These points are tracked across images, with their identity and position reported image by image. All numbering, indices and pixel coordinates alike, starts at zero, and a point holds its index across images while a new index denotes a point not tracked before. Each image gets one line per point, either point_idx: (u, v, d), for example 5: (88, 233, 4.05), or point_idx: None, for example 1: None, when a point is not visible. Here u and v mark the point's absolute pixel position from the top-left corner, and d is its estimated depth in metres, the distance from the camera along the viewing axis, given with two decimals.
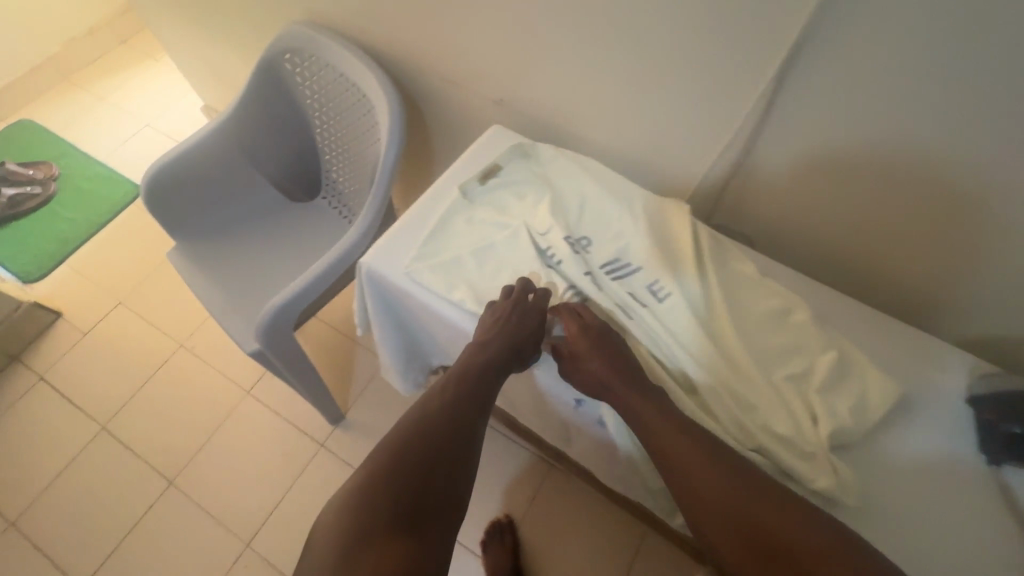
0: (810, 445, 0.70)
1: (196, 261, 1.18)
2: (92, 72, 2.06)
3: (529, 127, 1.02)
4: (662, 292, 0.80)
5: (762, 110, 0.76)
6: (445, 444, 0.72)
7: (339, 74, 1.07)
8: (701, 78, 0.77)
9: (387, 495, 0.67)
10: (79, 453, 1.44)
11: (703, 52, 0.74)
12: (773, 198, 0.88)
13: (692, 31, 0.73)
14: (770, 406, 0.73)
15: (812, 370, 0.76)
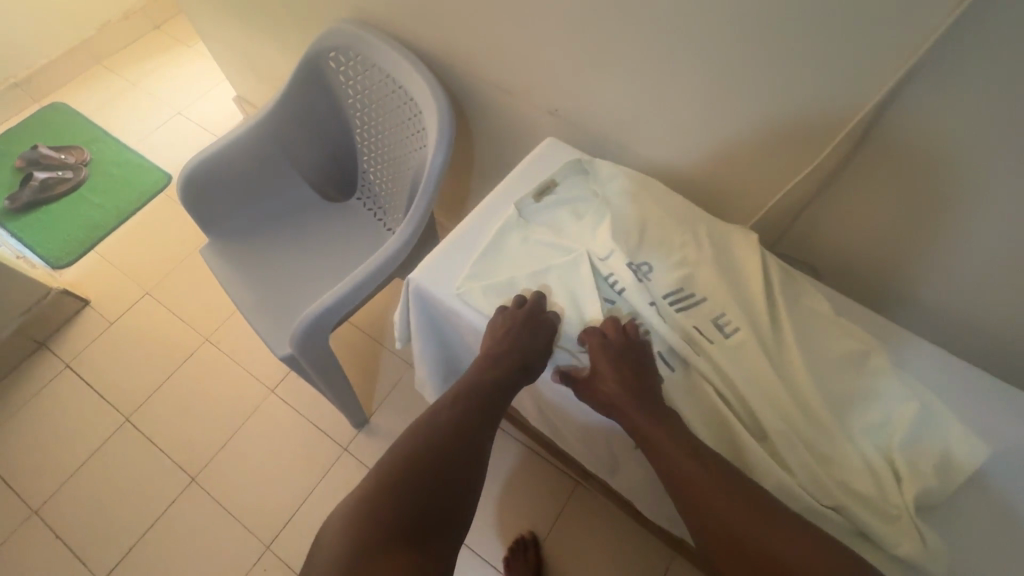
0: (893, 506, 0.54)
1: (228, 264, 1.11)
2: (127, 57, 2.03)
3: (586, 138, 0.90)
4: (729, 326, 0.64)
5: (863, 131, 0.63)
6: (442, 485, 0.61)
7: (385, 75, 0.98)
8: (790, 89, 0.64)
9: (387, 512, 0.57)
10: (99, 452, 1.32)
11: (794, 61, 0.61)
12: (857, 221, 0.73)
13: (782, 35, 0.60)
14: (851, 463, 0.57)
15: (895, 421, 0.59)
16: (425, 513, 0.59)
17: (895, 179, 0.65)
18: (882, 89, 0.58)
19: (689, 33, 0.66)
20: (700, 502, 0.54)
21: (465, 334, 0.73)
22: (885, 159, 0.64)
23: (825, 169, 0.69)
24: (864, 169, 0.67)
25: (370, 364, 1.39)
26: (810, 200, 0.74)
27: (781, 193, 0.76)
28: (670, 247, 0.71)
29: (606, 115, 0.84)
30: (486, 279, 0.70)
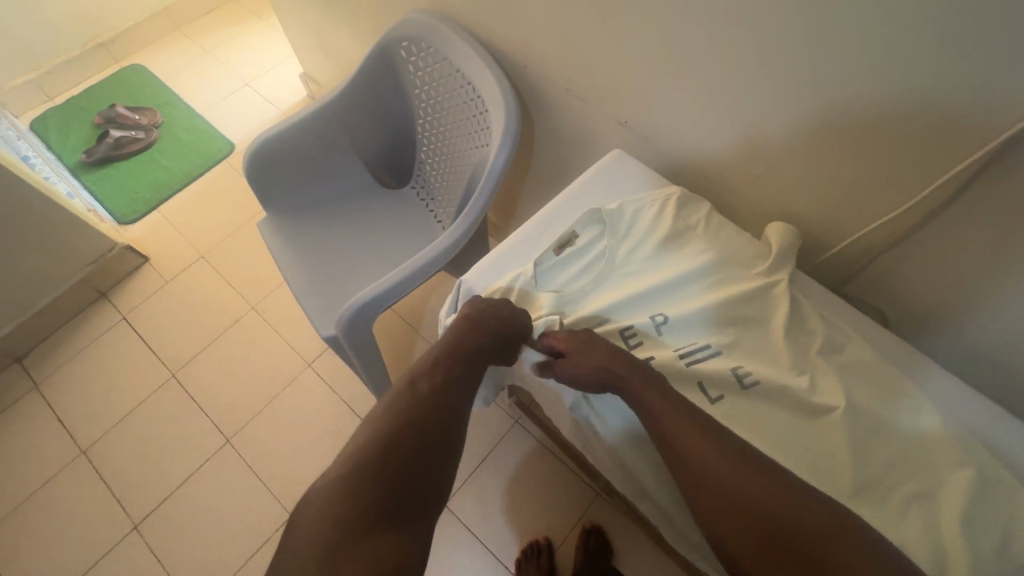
0: None
1: (284, 242, 1.14)
2: (204, 25, 2.10)
3: (652, 152, 0.87)
4: (747, 379, 0.61)
5: (962, 183, 0.58)
6: (424, 453, 0.62)
7: (454, 69, 0.98)
8: (886, 129, 0.60)
9: (364, 484, 0.58)
10: (145, 404, 1.39)
11: (896, 98, 0.57)
12: (940, 275, 0.68)
13: (886, 70, 0.56)
14: (908, 532, 0.53)
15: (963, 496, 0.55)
16: (407, 481, 0.60)
17: (994, 237, 0.60)
18: (994, 140, 0.53)
19: (783, 57, 0.62)
20: (701, 474, 0.54)
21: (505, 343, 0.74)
22: (984, 216, 0.59)
23: (914, 215, 0.65)
24: (958, 222, 0.62)
25: (405, 352, 1.41)
26: (893, 246, 0.69)
27: (860, 234, 0.71)
28: (685, 311, 0.66)
29: (678, 130, 0.81)
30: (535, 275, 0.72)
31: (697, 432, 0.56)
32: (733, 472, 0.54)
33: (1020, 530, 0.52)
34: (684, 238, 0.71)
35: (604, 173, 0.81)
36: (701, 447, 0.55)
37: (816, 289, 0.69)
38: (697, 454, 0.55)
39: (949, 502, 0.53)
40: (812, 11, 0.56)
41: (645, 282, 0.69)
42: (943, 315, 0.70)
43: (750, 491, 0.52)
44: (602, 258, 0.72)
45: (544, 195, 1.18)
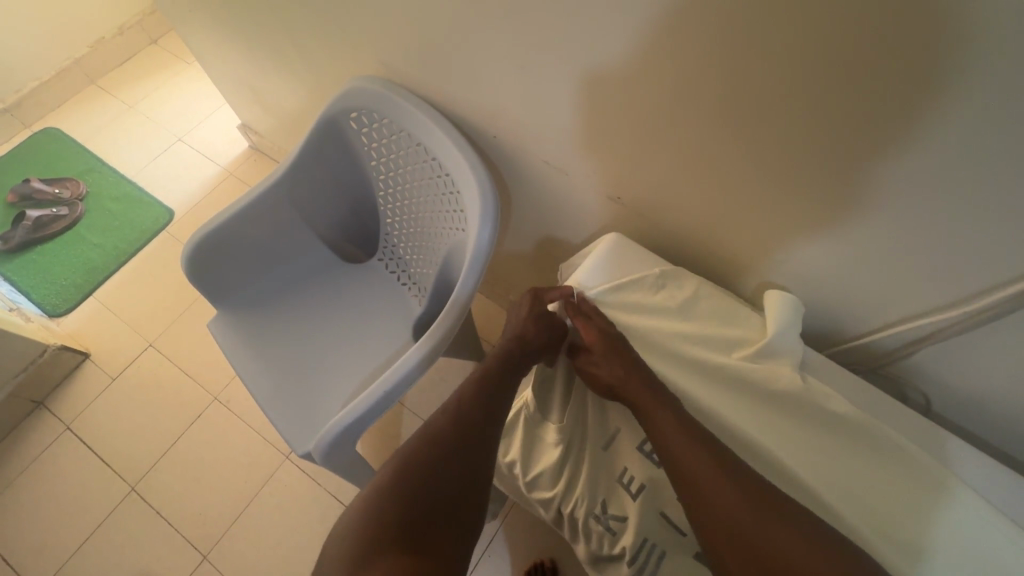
0: None
1: (243, 344, 1.01)
2: (125, 74, 1.89)
3: (647, 226, 0.78)
4: None
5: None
6: (450, 464, 0.57)
7: (415, 141, 0.86)
8: (942, 225, 0.51)
9: (398, 497, 0.54)
10: (104, 526, 1.23)
11: (958, 197, 0.48)
12: (990, 368, 0.59)
13: (950, 165, 0.46)
14: None
15: None
16: (433, 488, 0.56)
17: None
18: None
19: (802, 145, 0.53)
20: (713, 511, 0.50)
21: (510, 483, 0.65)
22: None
23: (973, 310, 0.55)
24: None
25: (391, 431, 1.30)
26: (943, 337, 0.59)
27: (907, 321, 0.61)
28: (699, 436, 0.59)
29: (680, 207, 0.71)
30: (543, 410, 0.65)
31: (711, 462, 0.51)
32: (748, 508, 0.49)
33: None
34: (676, 343, 0.63)
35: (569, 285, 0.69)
36: (715, 483, 0.50)
37: (863, 388, 0.61)
38: (712, 489, 0.50)
39: None
40: (850, 102, 0.47)
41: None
42: (994, 405, 0.63)
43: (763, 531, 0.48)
44: None
45: (526, 258, 1.08)
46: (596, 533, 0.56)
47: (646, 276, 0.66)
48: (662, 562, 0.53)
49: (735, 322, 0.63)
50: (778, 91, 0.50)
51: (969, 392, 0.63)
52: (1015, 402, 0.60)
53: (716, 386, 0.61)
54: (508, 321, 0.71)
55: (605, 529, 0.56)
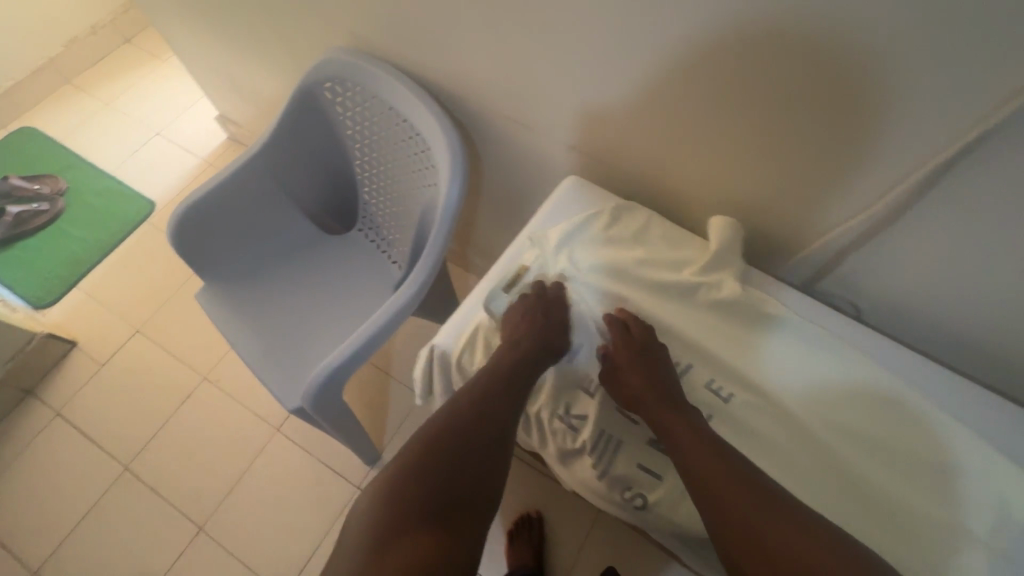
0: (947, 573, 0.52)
1: (232, 312, 1.05)
2: (99, 73, 1.92)
3: (603, 175, 0.85)
4: (724, 391, 0.62)
5: (927, 184, 0.56)
6: (465, 462, 0.57)
7: (386, 107, 0.92)
8: (848, 137, 0.58)
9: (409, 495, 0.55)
10: (100, 505, 1.26)
11: (855, 110, 0.55)
12: (900, 272, 0.67)
13: (839, 81, 0.53)
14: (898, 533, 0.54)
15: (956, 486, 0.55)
16: (448, 487, 0.56)
17: (977, 233, 0.57)
18: (963, 138, 0.51)
19: (723, 76, 0.60)
20: (728, 513, 0.50)
21: None
22: (953, 217, 0.57)
23: (880, 216, 0.62)
24: (930, 221, 0.59)
25: (379, 400, 1.36)
26: (862, 244, 0.67)
27: (827, 237, 0.69)
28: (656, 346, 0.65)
29: (630, 151, 0.78)
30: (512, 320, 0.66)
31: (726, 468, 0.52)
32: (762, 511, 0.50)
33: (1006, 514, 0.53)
34: (635, 264, 0.69)
35: (530, 231, 0.72)
36: (729, 487, 0.51)
37: (796, 296, 0.68)
38: (727, 493, 0.51)
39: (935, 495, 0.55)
40: (753, 30, 0.54)
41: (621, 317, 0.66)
42: (907, 308, 0.71)
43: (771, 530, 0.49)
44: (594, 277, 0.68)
45: (498, 221, 1.14)
46: (561, 429, 0.61)
47: (601, 209, 0.72)
48: (618, 454, 0.59)
49: (678, 246, 0.70)
50: (701, 25, 0.57)
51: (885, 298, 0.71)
52: (931, 302, 0.68)
53: (666, 299, 0.67)
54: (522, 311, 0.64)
55: (568, 425, 0.61)
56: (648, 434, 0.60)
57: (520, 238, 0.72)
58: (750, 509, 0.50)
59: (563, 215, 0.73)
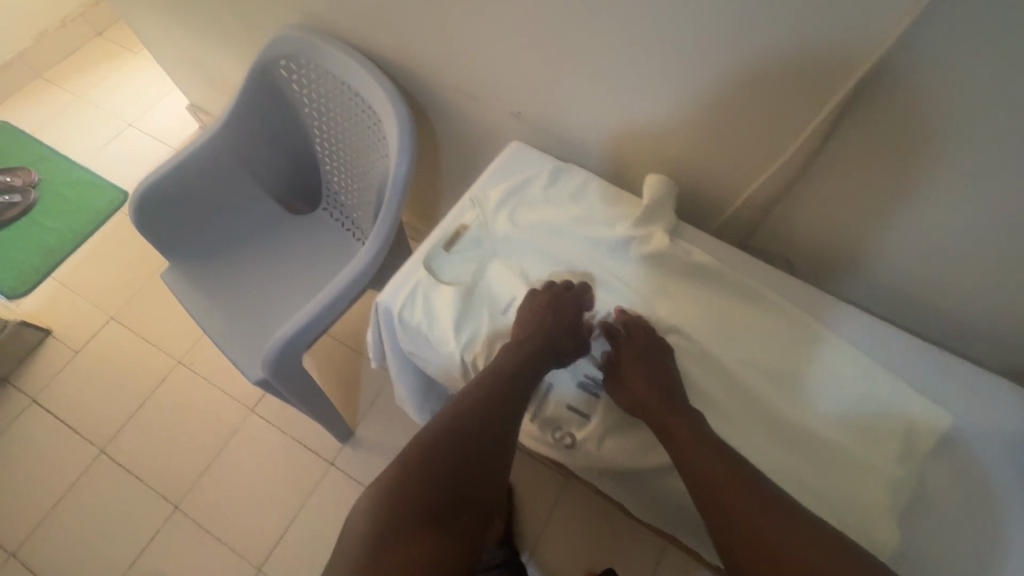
0: (854, 494, 0.55)
1: (198, 290, 1.07)
2: (71, 67, 1.92)
3: (549, 143, 0.88)
4: None
5: (831, 127, 0.60)
6: (467, 462, 0.58)
7: (340, 83, 0.94)
8: (759, 85, 0.61)
9: (416, 495, 0.56)
10: (77, 486, 1.28)
11: (761, 55, 0.59)
12: (821, 218, 0.71)
13: (744, 28, 0.57)
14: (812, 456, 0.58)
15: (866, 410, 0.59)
16: (450, 485, 0.57)
17: (879, 172, 0.61)
18: (853, 78, 0.55)
19: (644, 30, 0.64)
20: (726, 507, 0.51)
21: (420, 355, 0.69)
22: (857, 158, 0.61)
23: (795, 164, 0.66)
24: (838, 162, 0.63)
25: (352, 378, 1.38)
26: (785, 195, 0.70)
27: (752, 190, 0.73)
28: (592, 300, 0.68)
29: (569, 116, 0.81)
30: (451, 276, 0.68)
31: (724, 465, 0.53)
32: (758, 505, 0.50)
33: (909, 435, 0.57)
34: (571, 222, 0.71)
35: (472, 193, 0.75)
36: (728, 483, 0.52)
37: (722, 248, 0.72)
38: (725, 488, 0.51)
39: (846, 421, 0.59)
40: None
41: (556, 271, 0.69)
42: (831, 255, 0.75)
43: (766, 524, 0.49)
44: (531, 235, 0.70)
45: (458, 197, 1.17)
46: None
47: (541, 171, 0.75)
48: (547, 395, 0.64)
49: (615, 204, 0.73)
50: None
51: (811, 247, 0.75)
52: (852, 248, 0.72)
53: (599, 254, 0.70)
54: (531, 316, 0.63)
55: None
56: (575, 378, 0.65)
57: (462, 200, 0.74)
58: (747, 504, 0.50)
59: (504, 177, 0.76)
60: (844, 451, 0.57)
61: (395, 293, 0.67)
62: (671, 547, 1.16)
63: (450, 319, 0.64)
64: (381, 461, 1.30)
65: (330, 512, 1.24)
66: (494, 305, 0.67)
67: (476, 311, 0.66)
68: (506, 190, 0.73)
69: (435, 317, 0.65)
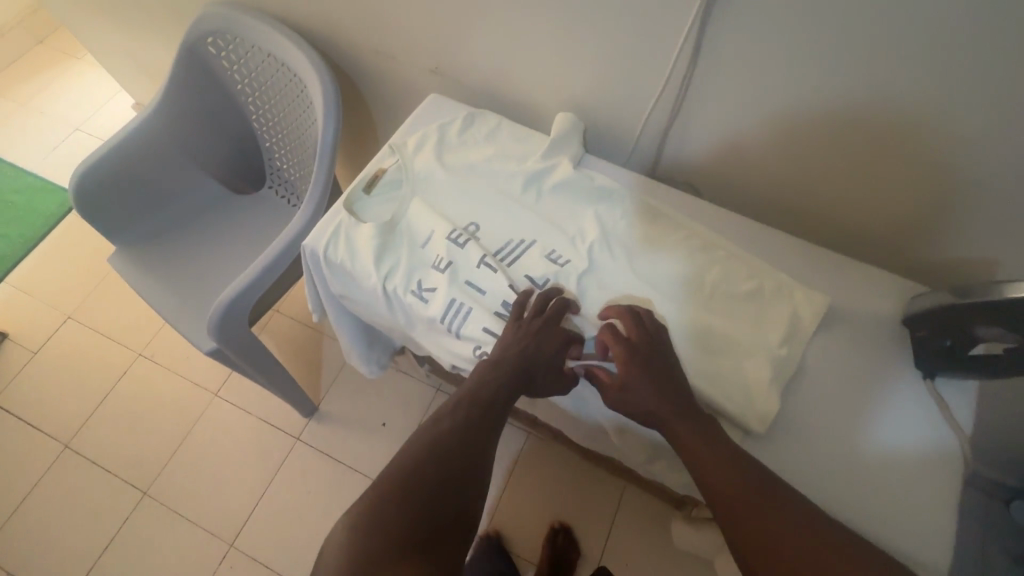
0: (743, 368, 0.61)
1: (145, 271, 1.09)
2: (11, 76, 1.91)
3: (468, 98, 0.93)
4: (562, 257, 0.68)
5: (697, 47, 0.67)
6: (451, 485, 0.55)
7: (267, 55, 0.98)
8: (633, 13, 0.67)
9: (396, 517, 0.52)
10: (42, 483, 1.28)
11: None
12: (711, 136, 0.77)
13: None
14: (709, 343, 0.63)
15: (753, 299, 0.65)
16: (433, 513, 0.53)
17: (745, 85, 0.69)
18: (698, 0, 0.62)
19: None
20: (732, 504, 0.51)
21: (350, 293, 0.73)
22: (726, 72, 0.68)
23: (676, 85, 0.72)
24: (710, 82, 0.71)
25: (313, 355, 1.41)
26: (675, 117, 0.77)
27: (648, 118, 0.79)
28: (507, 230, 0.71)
29: (480, 68, 0.86)
30: (373, 215, 0.72)
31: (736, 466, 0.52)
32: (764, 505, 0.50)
33: (786, 313, 0.64)
34: (485, 160, 0.75)
35: (393, 141, 0.79)
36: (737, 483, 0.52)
37: (623, 175, 0.78)
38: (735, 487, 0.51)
39: (737, 311, 0.64)
40: None
41: (471, 204, 0.72)
42: (727, 174, 0.81)
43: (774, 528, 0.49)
44: (447, 174, 0.74)
45: None
46: (414, 302, 0.68)
47: (456, 117, 0.79)
48: (468, 319, 0.66)
49: (526, 142, 0.78)
50: None
51: (709, 167, 0.82)
52: (738, 166, 0.79)
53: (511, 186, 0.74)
54: (521, 335, 0.62)
55: (421, 297, 0.68)
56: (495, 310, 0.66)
57: (384, 148, 0.78)
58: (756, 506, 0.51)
59: (422, 126, 0.81)
60: (732, 335, 0.63)
61: (320, 234, 0.71)
62: (629, 486, 1.21)
63: (370, 253, 0.68)
64: (346, 431, 1.33)
65: (299, 483, 1.27)
66: (414, 239, 0.70)
67: (397, 246, 0.70)
68: (423, 135, 0.78)
69: (358, 251, 0.69)
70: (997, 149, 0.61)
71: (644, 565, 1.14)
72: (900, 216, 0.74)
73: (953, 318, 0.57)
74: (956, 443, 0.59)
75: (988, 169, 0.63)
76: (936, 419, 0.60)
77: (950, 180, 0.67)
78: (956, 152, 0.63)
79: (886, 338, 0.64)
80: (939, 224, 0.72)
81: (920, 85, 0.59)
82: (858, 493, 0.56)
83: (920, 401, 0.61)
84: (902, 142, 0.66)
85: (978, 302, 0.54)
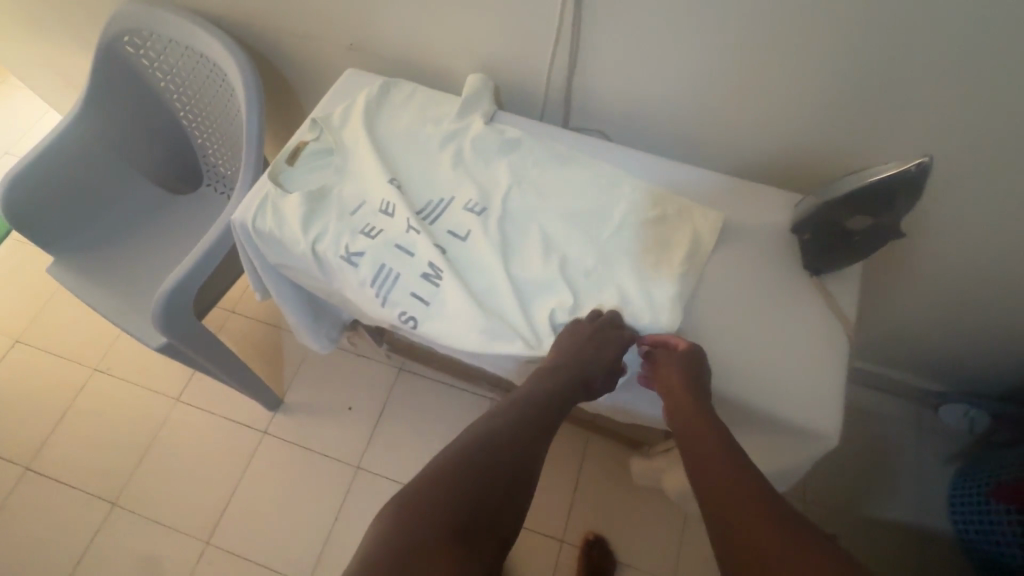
0: (653, 285, 0.66)
1: (86, 277, 1.08)
2: None
3: (386, 73, 0.96)
4: (480, 208, 0.72)
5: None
6: (503, 481, 0.53)
7: (185, 49, 0.99)
8: None
9: (447, 505, 0.49)
10: (4, 508, 1.26)
11: None
12: (611, 84, 0.83)
13: None
14: (621, 266, 0.68)
15: (657, 223, 0.70)
16: (485, 510, 0.50)
17: (630, 30, 0.75)
18: None
19: None
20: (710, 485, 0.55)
21: (285, 264, 0.75)
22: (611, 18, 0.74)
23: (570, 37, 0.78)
24: (598, 30, 0.76)
25: (273, 350, 1.43)
26: (575, 68, 0.83)
27: (553, 73, 0.85)
28: (428, 190, 0.74)
29: (392, 41, 0.90)
30: (299, 186, 0.75)
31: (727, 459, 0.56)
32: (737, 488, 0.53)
33: (686, 232, 0.69)
34: (401, 126, 0.79)
35: (314, 114, 0.81)
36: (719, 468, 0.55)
37: (535, 129, 0.82)
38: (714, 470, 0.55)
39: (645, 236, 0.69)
40: None
41: (392, 168, 0.75)
42: (633, 118, 0.87)
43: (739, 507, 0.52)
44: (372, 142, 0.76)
45: None
46: (344, 264, 0.70)
47: (373, 87, 0.82)
48: (397, 277, 0.69)
49: (440, 106, 0.81)
50: None
51: (615, 115, 0.88)
52: (641, 110, 0.85)
53: (428, 147, 0.77)
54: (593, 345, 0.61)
55: (351, 261, 0.70)
56: (420, 268, 0.68)
57: (306, 122, 0.80)
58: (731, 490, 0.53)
59: (340, 99, 0.84)
60: (641, 257, 0.68)
61: (246, 208, 0.74)
62: (592, 440, 1.26)
63: (296, 220, 0.71)
64: (313, 419, 1.35)
65: (271, 475, 1.29)
66: (341, 206, 0.73)
67: (323, 213, 0.72)
68: (343, 107, 0.80)
69: (286, 220, 0.71)
70: (850, 62, 0.68)
71: (611, 525, 1.18)
72: (786, 139, 0.81)
73: (828, 217, 0.64)
74: (842, 329, 0.66)
75: (846, 83, 0.71)
76: (824, 312, 0.67)
77: (817, 99, 0.74)
78: (816, 72, 0.71)
79: (777, 246, 0.71)
80: (817, 142, 0.79)
81: (773, 11, 0.66)
82: (758, 381, 0.63)
83: (810, 297, 0.68)
84: (771, 70, 0.72)
85: (845, 195, 0.61)
